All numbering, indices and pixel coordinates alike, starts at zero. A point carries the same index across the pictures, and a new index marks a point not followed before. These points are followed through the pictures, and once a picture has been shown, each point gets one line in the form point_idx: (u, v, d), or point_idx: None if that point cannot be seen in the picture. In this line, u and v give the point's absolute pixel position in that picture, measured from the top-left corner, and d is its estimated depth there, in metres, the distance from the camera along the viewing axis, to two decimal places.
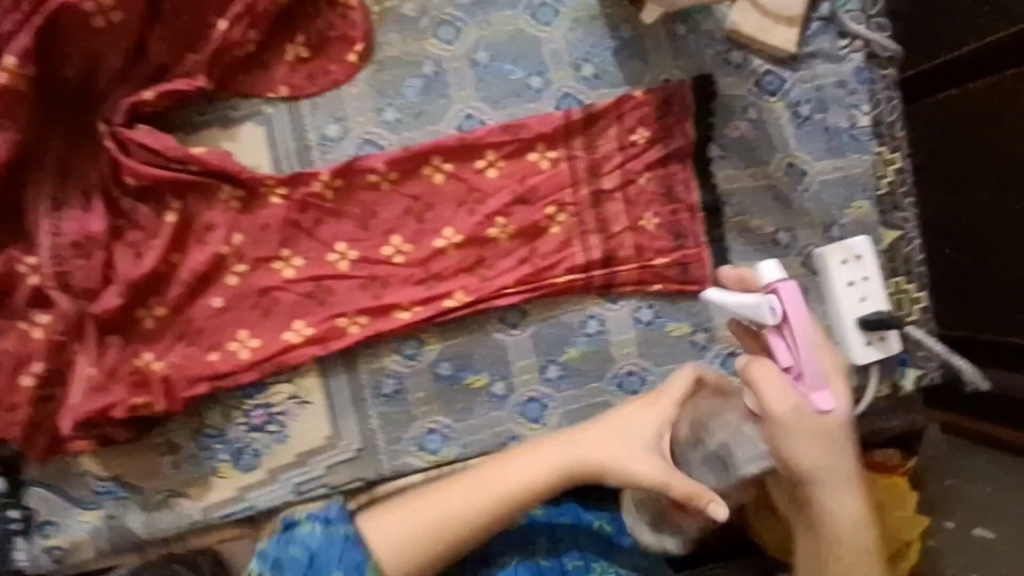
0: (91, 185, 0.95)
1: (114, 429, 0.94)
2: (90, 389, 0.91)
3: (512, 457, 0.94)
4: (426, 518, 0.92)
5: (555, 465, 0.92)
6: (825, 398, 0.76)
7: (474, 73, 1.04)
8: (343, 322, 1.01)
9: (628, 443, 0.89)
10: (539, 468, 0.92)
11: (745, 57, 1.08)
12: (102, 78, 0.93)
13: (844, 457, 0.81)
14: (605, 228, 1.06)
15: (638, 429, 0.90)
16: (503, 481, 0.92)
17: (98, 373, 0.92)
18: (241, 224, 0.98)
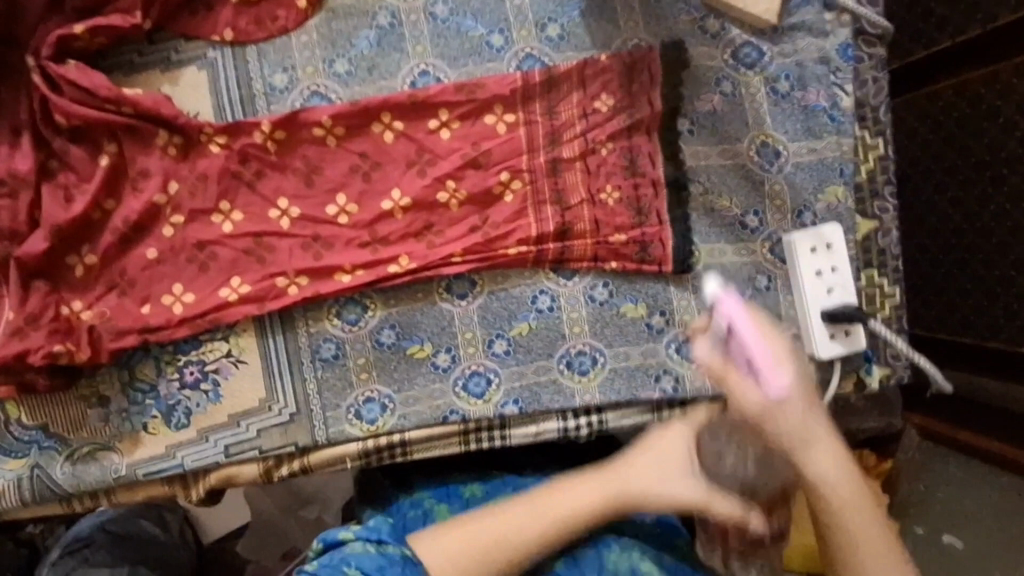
0: (22, 123, 0.92)
1: (35, 377, 0.90)
2: (9, 333, 0.88)
3: (555, 490, 0.86)
4: (473, 543, 0.81)
5: (608, 492, 0.87)
6: (778, 383, 0.70)
7: (431, 27, 0.99)
8: (282, 282, 0.97)
9: (671, 475, 0.88)
10: (594, 498, 0.86)
11: (722, 26, 1.02)
12: (33, 10, 0.91)
13: (818, 417, 0.72)
14: (561, 200, 1.01)
15: (670, 462, 0.89)
16: (549, 505, 0.85)
17: (16, 318, 0.89)
18: (177, 172, 0.95)
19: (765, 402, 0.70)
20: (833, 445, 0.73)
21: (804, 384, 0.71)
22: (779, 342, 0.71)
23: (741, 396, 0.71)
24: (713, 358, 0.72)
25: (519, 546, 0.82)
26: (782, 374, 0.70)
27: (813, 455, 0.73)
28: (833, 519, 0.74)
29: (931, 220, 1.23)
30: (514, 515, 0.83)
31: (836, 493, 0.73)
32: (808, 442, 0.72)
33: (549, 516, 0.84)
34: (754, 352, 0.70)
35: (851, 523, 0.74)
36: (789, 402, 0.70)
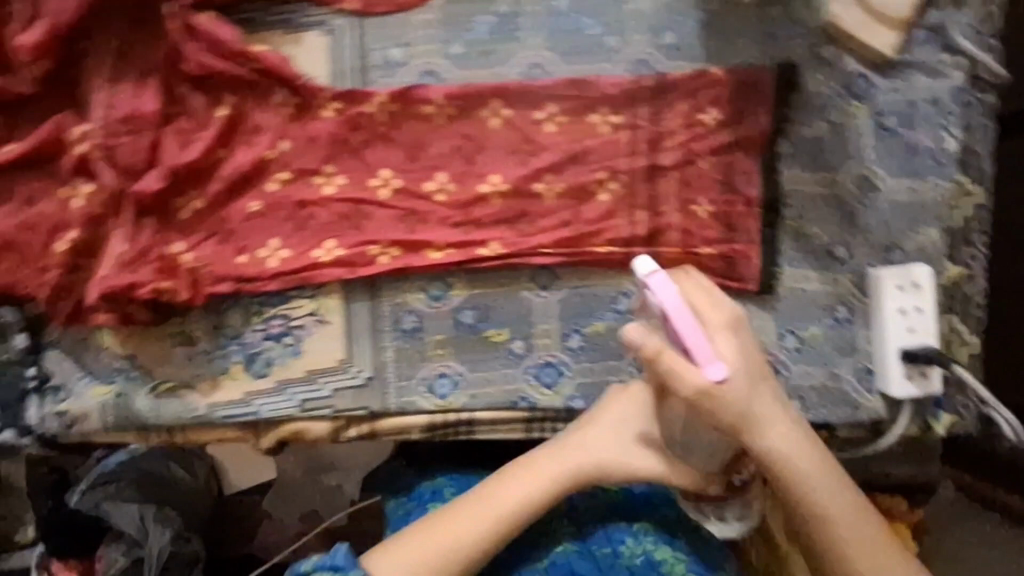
0: (148, 66, 0.93)
1: (136, 310, 0.94)
2: (120, 265, 0.92)
3: (499, 487, 0.94)
4: (449, 535, 0.91)
5: (558, 477, 0.94)
6: (719, 367, 0.86)
7: (550, 21, 1.01)
8: (374, 250, 0.99)
9: (628, 447, 0.96)
10: (545, 486, 0.94)
11: (837, 55, 1.02)
12: None
13: (757, 391, 0.88)
14: (654, 206, 1.02)
15: (624, 443, 0.96)
16: (489, 506, 0.92)
17: (129, 251, 0.92)
18: (289, 131, 0.98)
19: (710, 387, 0.85)
20: (767, 407, 0.89)
21: (738, 364, 0.87)
22: (715, 319, 0.88)
23: (687, 382, 0.85)
24: (659, 350, 0.85)
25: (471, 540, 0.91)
26: (720, 360, 0.86)
27: (760, 431, 0.89)
28: (790, 484, 0.89)
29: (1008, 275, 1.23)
30: (462, 514, 0.92)
31: (780, 454, 0.89)
32: (743, 411, 0.88)
33: (495, 509, 0.92)
34: (694, 340, 0.85)
35: (800, 478, 0.89)
36: (730, 383, 0.86)
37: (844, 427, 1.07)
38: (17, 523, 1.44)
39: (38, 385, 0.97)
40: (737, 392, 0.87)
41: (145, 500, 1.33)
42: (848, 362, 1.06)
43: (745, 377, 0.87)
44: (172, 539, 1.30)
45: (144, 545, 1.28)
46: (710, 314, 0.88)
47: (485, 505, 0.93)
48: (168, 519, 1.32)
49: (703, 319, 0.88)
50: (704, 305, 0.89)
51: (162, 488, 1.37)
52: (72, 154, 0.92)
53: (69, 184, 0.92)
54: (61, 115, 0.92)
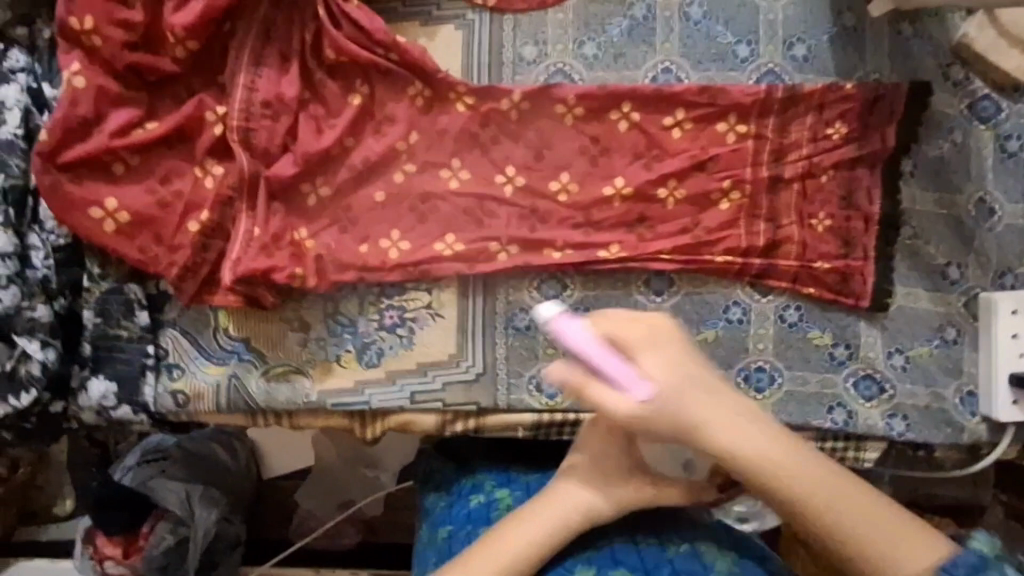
0: (290, 50, 0.94)
1: (265, 293, 0.94)
2: (255, 248, 0.92)
3: (485, 546, 0.83)
4: None
5: (553, 523, 0.85)
6: (645, 387, 0.77)
7: (683, 27, 1.01)
8: (494, 247, 0.99)
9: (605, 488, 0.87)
10: (535, 540, 0.84)
11: (966, 76, 1.03)
12: None
13: (698, 387, 0.79)
14: (774, 218, 1.02)
15: (590, 487, 0.87)
16: (496, 553, 0.82)
17: (261, 236, 0.93)
18: (420, 123, 0.98)
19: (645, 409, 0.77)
20: (719, 406, 0.79)
21: (666, 366, 0.78)
22: (620, 331, 0.78)
23: (618, 411, 0.76)
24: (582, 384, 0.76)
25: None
26: (647, 378, 0.78)
27: (723, 435, 0.79)
28: (771, 481, 0.77)
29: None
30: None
31: (754, 455, 0.78)
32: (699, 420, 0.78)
33: (502, 561, 0.82)
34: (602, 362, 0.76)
35: (795, 479, 0.77)
36: (662, 399, 0.78)
37: (942, 448, 1.07)
38: (57, 493, 1.42)
39: (155, 361, 0.97)
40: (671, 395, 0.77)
41: (193, 479, 1.31)
42: (954, 383, 1.05)
43: (675, 374, 0.78)
44: (217, 520, 1.29)
45: (190, 526, 1.26)
46: (626, 324, 0.79)
47: (484, 558, 0.82)
48: (213, 500, 1.30)
49: (620, 333, 0.78)
50: (601, 315, 0.79)
51: (206, 467, 1.34)
52: (210, 134, 0.93)
53: (203, 165, 0.93)
54: (201, 96, 0.93)
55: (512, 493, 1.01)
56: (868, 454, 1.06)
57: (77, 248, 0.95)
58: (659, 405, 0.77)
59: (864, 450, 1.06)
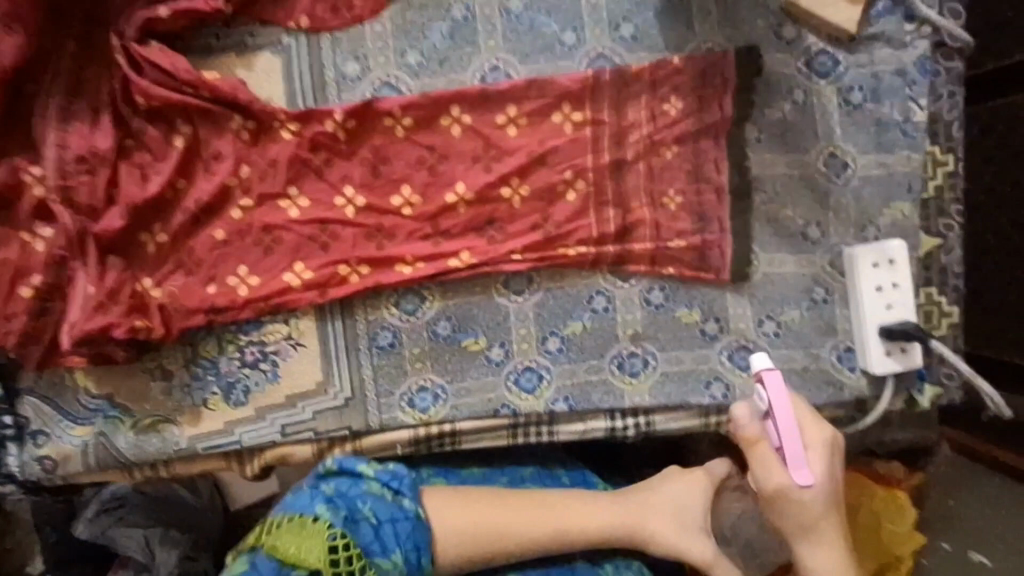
0: (101, 101, 0.92)
1: (114, 348, 0.93)
2: (91, 307, 0.91)
3: (556, 497, 0.96)
4: (480, 523, 0.91)
5: (617, 519, 0.94)
6: (806, 476, 0.84)
7: (504, 22, 0.99)
8: (344, 270, 0.98)
9: (683, 526, 0.95)
10: (598, 519, 0.94)
11: (799, 33, 1.01)
12: None
13: (830, 514, 0.87)
14: (624, 203, 1.01)
15: (688, 510, 0.96)
16: (547, 519, 0.93)
17: (97, 293, 0.91)
18: (249, 155, 0.96)
19: (788, 489, 0.84)
20: (837, 553, 0.87)
21: (826, 494, 0.85)
22: (815, 436, 0.86)
23: (772, 484, 0.84)
24: (755, 441, 0.84)
25: (524, 539, 0.92)
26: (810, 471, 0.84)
27: (817, 542, 0.87)
28: None
29: (974, 225, 1.17)
30: (499, 513, 0.92)
31: None
32: (809, 530, 0.86)
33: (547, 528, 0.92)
34: (792, 446, 0.83)
35: None
36: (811, 495, 0.85)
37: (827, 407, 1.06)
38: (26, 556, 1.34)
39: (17, 431, 0.98)
40: (800, 495, 0.84)
41: (154, 523, 1.28)
42: (828, 341, 1.05)
43: (833, 492, 0.86)
44: (177, 563, 1.26)
45: (151, 569, 1.27)
46: (831, 454, 0.86)
47: (540, 508, 0.94)
48: (173, 541, 1.28)
49: (808, 438, 0.85)
50: (817, 424, 0.86)
51: (168, 510, 1.31)
52: (28, 198, 0.90)
53: (29, 229, 0.91)
54: (15, 159, 0.90)
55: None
56: None
57: None
58: (802, 496, 0.84)
59: None
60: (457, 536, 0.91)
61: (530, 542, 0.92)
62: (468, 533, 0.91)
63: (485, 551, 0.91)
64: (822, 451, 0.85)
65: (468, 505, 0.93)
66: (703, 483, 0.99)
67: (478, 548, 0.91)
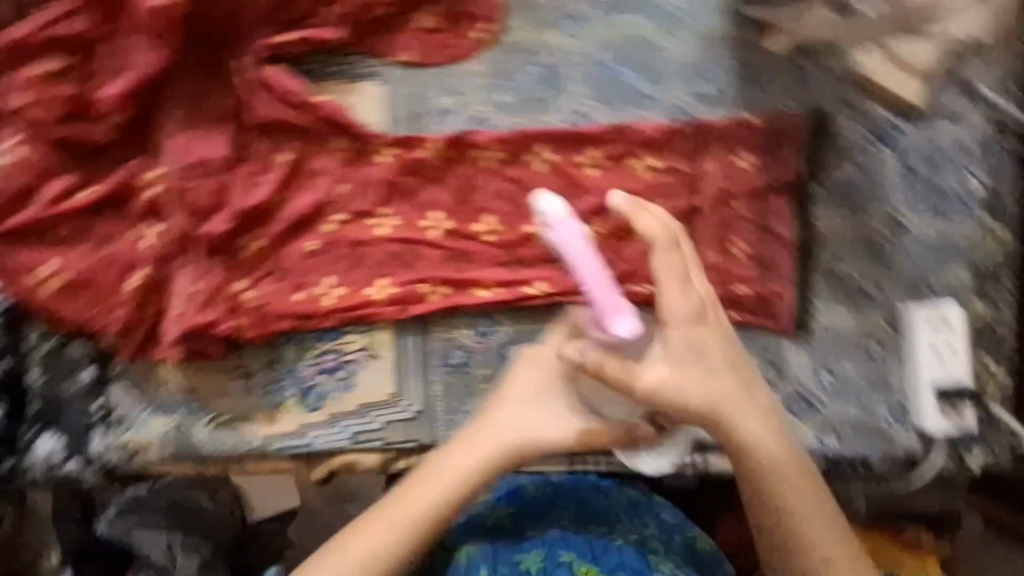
0: (218, 114, 0.99)
1: (211, 345, 0.99)
2: (196, 304, 0.97)
3: (415, 485, 0.96)
4: (363, 546, 0.94)
5: (458, 471, 0.95)
6: (626, 322, 0.86)
7: (593, 71, 1.05)
8: (424, 288, 1.04)
9: (532, 422, 0.98)
10: (410, 510, 0.95)
11: (866, 103, 1.07)
12: (249, 17, 0.99)
13: (731, 382, 0.94)
14: (691, 247, 1.06)
15: (501, 416, 0.98)
16: (411, 504, 0.95)
17: (203, 289, 0.98)
18: (347, 175, 1.02)
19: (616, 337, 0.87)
20: (762, 413, 0.94)
21: (707, 367, 0.93)
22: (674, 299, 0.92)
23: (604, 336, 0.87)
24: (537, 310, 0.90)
25: (418, 522, 0.95)
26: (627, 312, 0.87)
27: (735, 413, 0.93)
28: (765, 468, 0.93)
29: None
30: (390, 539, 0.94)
31: (764, 447, 0.93)
32: (727, 404, 0.93)
33: (412, 508, 0.95)
34: (599, 291, 0.87)
35: (776, 470, 0.93)
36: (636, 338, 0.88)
37: (879, 462, 1.08)
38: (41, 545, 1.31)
39: (103, 416, 1.00)
40: (680, 378, 0.91)
41: (173, 528, 1.25)
42: (882, 397, 1.08)
43: (693, 367, 0.92)
44: (197, 570, 1.22)
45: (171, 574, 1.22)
46: (673, 287, 0.92)
47: (416, 502, 0.95)
48: (196, 546, 1.24)
49: (670, 333, 0.92)
50: (676, 291, 0.92)
51: (186, 517, 1.27)
52: (143, 198, 0.97)
53: (139, 225, 0.98)
54: (136, 160, 0.98)
55: (475, 538, 1.07)
56: None
57: (20, 312, 0.98)
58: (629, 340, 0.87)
59: None
60: (374, 563, 0.93)
61: (434, 517, 0.95)
62: (378, 545, 0.94)
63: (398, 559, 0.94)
64: (693, 343, 0.93)
65: (369, 534, 0.94)
66: (557, 381, 1.00)
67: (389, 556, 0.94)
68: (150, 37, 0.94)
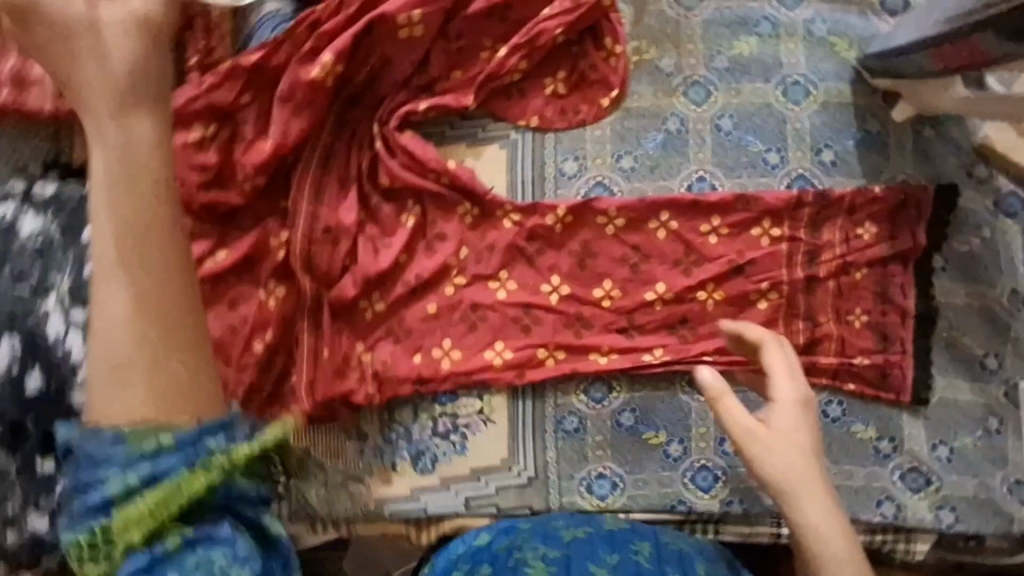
0: (347, 177, 1.00)
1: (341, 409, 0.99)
2: (332, 374, 0.99)
3: (110, 260, 0.62)
4: (147, 385, 0.62)
5: (123, 261, 0.62)
6: None
7: (714, 138, 1.05)
8: (542, 353, 1.02)
9: (119, 149, 0.62)
10: (119, 337, 0.62)
11: (991, 174, 1.06)
12: (385, 84, 1.00)
13: (810, 474, 0.78)
14: (812, 316, 1.05)
15: (122, 53, 0.63)
16: (121, 358, 0.62)
17: (334, 360, 0.99)
18: (469, 238, 1.02)
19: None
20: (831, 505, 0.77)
21: (791, 446, 0.79)
22: None
23: None
24: None
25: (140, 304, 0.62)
26: None
27: (801, 500, 0.77)
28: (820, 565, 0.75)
29: None
30: (117, 298, 0.62)
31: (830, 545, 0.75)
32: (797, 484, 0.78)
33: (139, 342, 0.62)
34: None
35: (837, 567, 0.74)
36: None
37: (992, 537, 1.06)
38: None
39: None
40: (765, 455, 0.78)
41: None
42: (1000, 473, 1.06)
43: (787, 443, 0.79)
44: None
45: None
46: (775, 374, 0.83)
47: (112, 287, 0.62)
48: None
49: (774, 412, 0.81)
50: (782, 379, 0.83)
51: None
52: (272, 258, 0.98)
53: (265, 286, 0.99)
54: (268, 222, 0.99)
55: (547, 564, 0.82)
56: (919, 546, 1.06)
57: None
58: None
59: (914, 543, 1.06)
60: (165, 391, 0.63)
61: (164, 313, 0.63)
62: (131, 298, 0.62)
63: (181, 336, 0.64)
64: (782, 426, 0.80)
65: (110, 378, 0.62)
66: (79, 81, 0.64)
67: (193, 375, 0.64)
68: (290, 108, 0.96)
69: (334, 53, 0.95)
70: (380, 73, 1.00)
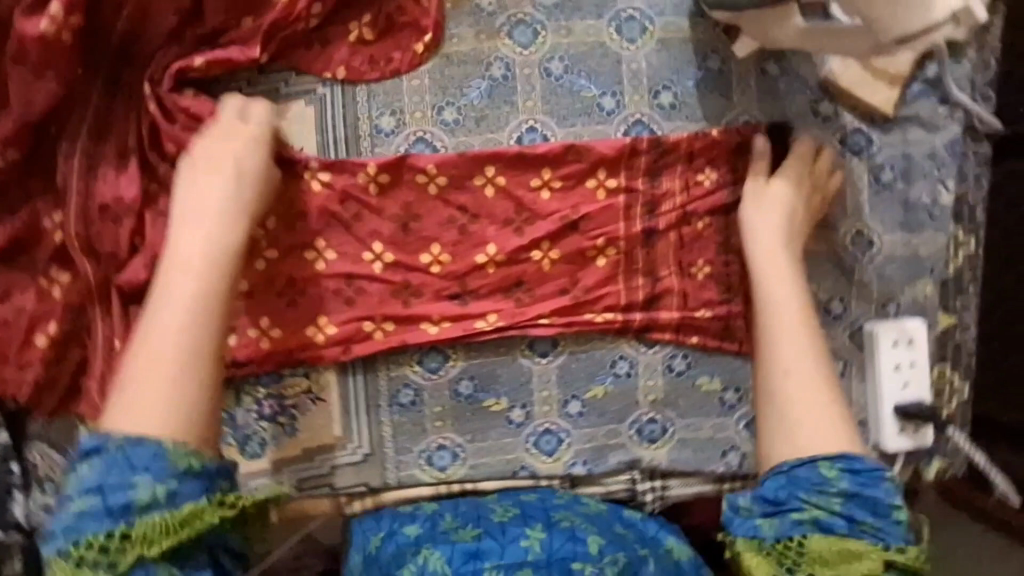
0: (127, 146, 0.90)
1: None
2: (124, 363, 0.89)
3: (176, 291, 0.78)
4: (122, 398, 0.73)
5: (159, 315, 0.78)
6: None
7: (544, 83, 0.97)
8: (369, 327, 0.96)
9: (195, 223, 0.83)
10: (192, 337, 0.76)
11: (835, 112, 1.01)
12: (155, 38, 0.89)
13: (784, 249, 0.94)
14: (653, 270, 1.00)
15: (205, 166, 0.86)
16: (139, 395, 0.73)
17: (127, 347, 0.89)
18: (278, 207, 0.94)
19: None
20: (784, 269, 0.92)
21: (776, 214, 0.95)
22: None
23: None
24: None
25: (212, 303, 0.78)
26: None
27: (761, 253, 0.93)
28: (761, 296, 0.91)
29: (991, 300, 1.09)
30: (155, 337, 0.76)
31: (773, 292, 0.90)
32: (763, 240, 0.94)
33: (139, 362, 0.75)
34: None
35: (775, 288, 0.90)
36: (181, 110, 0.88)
37: None
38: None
39: (24, 479, 0.91)
40: (753, 206, 0.95)
41: None
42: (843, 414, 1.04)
43: (782, 214, 0.95)
44: None
45: None
46: (802, 176, 0.97)
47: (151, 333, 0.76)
48: None
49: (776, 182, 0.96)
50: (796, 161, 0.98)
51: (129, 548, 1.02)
52: (50, 242, 0.88)
53: (46, 273, 0.89)
54: (41, 203, 0.89)
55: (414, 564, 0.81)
56: None
57: None
58: None
59: None
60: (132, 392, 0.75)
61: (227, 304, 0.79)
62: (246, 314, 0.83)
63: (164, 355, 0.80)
64: (799, 174, 0.97)
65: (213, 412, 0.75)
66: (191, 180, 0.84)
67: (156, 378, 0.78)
68: (29, 71, 0.83)
69: (64, 5, 0.81)
70: (142, 23, 0.89)
